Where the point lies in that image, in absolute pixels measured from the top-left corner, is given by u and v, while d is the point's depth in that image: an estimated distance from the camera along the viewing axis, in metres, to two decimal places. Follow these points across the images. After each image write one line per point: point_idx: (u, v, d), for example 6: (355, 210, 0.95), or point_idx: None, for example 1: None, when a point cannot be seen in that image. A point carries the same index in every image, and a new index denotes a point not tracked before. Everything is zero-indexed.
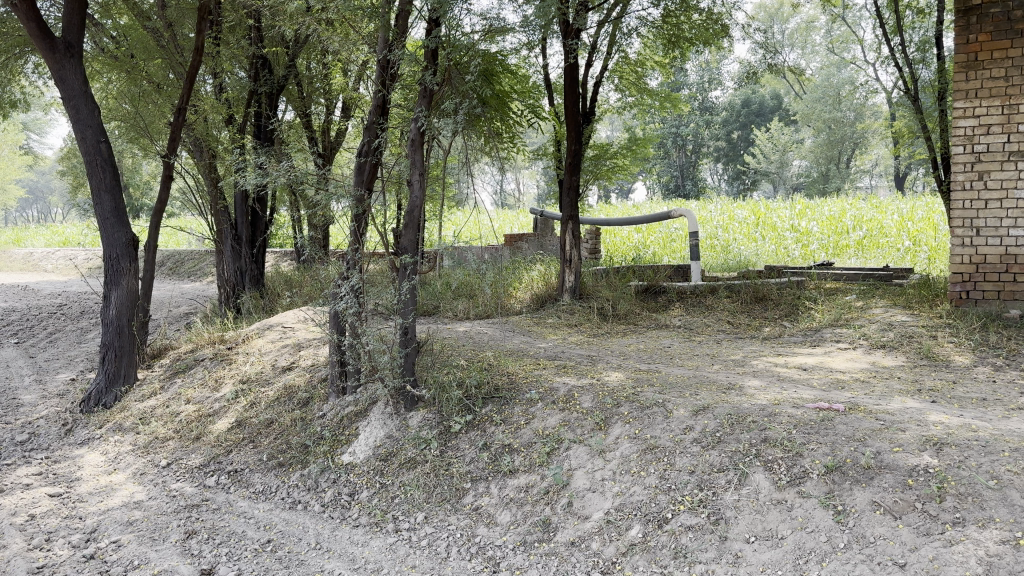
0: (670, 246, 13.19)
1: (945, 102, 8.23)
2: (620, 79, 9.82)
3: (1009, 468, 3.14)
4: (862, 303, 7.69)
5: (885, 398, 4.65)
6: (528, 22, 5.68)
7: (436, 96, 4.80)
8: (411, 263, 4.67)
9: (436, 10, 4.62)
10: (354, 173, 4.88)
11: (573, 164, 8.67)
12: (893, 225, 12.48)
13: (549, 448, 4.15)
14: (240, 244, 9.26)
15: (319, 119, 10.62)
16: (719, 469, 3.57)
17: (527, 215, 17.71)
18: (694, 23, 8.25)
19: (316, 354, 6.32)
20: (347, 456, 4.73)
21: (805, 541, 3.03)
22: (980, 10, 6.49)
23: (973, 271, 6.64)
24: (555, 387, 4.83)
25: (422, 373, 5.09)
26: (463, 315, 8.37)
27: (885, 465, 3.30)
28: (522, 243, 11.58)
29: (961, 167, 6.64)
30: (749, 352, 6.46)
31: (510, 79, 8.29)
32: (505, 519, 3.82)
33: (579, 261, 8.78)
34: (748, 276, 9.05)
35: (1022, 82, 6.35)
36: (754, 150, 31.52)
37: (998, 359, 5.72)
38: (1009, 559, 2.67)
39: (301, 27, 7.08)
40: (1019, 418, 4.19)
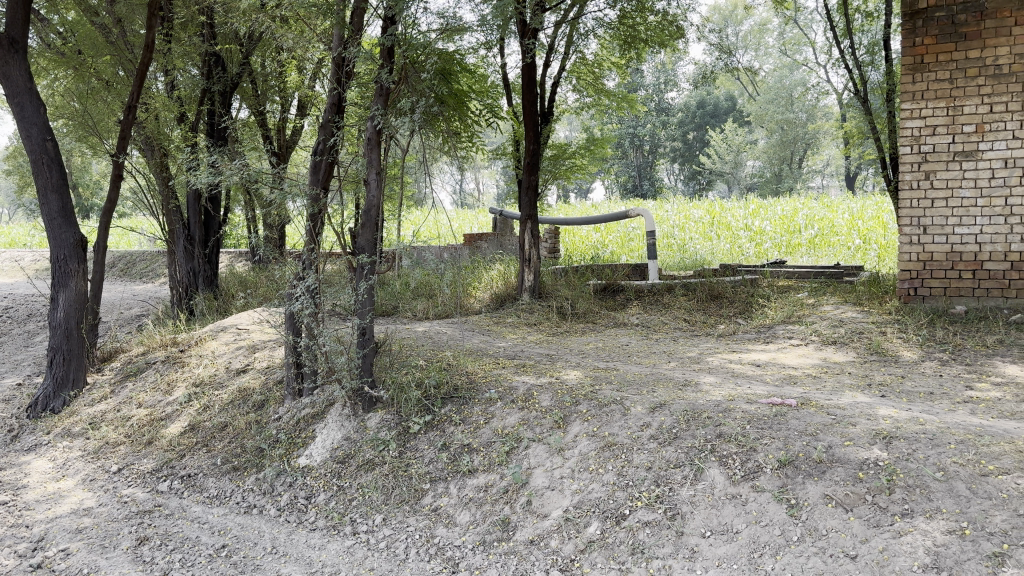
0: (628, 245, 13.31)
1: (893, 104, 8.43)
2: (578, 80, 9.85)
3: (954, 460, 3.23)
4: (814, 300, 7.85)
5: (835, 393, 4.75)
6: (485, 22, 5.67)
7: (392, 95, 4.76)
8: (369, 263, 4.63)
9: (392, 8, 4.60)
10: (310, 172, 4.81)
11: (531, 164, 8.69)
12: (843, 225, 12.77)
13: (508, 448, 4.15)
14: (192, 244, 9.08)
15: (274, 118, 10.45)
16: (675, 465, 3.61)
17: (486, 215, 17.69)
18: (650, 25, 8.33)
19: (271, 356, 6.25)
20: (303, 459, 4.67)
21: (759, 535, 3.07)
22: (925, 14, 6.65)
23: (920, 268, 6.81)
24: (514, 387, 4.82)
25: (381, 374, 5.05)
26: (422, 315, 8.34)
27: (836, 458, 3.37)
28: (481, 243, 11.58)
29: (909, 167, 6.80)
30: (705, 349, 6.54)
31: (468, 78, 8.28)
32: (464, 519, 3.80)
33: (538, 260, 8.79)
34: (703, 274, 9.19)
35: (966, 84, 6.52)
36: (709, 151, 31.96)
37: (944, 353, 5.87)
38: (954, 548, 2.74)
39: (255, 24, 6.98)
40: (964, 412, 4.31)
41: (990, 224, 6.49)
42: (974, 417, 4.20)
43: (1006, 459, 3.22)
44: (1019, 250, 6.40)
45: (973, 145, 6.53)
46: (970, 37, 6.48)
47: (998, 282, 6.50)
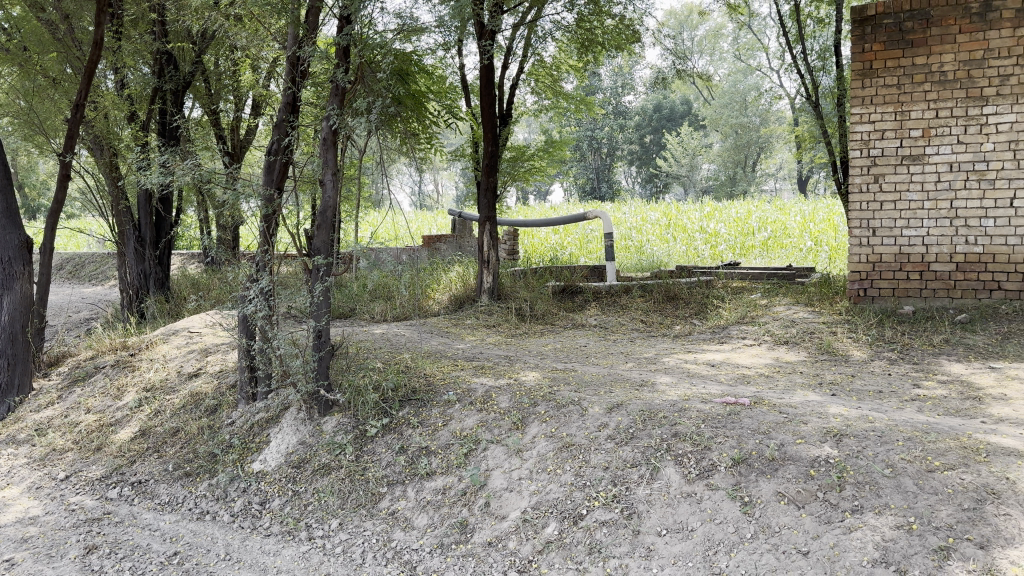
0: (586, 246, 13.40)
1: (844, 108, 8.60)
2: (536, 82, 9.85)
3: (902, 457, 3.31)
4: (766, 301, 7.98)
5: (788, 392, 4.83)
6: (443, 23, 5.64)
7: (348, 95, 4.71)
8: (325, 264, 4.56)
9: (348, 8, 4.56)
10: (263, 173, 4.74)
11: (490, 165, 8.67)
12: (795, 227, 12.99)
13: (466, 450, 4.13)
14: (143, 245, 8.90)
15: (228, 117, 10.26)
16: (631, 464, 3.63)
17: (445, 217, 17.65)
18: (607, 29, 8.39)
19: (225, 359, 6.14)
20: (257, 465, 4.59)
21: (714, 532, 3.11)
22: (874, 20, 6.79)
23: (870, 269, 6.97)
24: (472, 388, 4.81)
25: (337, 377, 4.99)
26: (380, 317, 8.28)
27: (788, 456, 3.42)
28: (439, 245, 11.55)
29: (859, 170, 6.94)
30: (661, 350, 6.59)
31: (425, 79, 8.24)
32: (422, 522, 3.78)
33: (496, 262, 8.78)
34: (659, 275, 9.27)
35: (913, 90, 6.68)
36: (665, 154, 32.30)
37: (892, 353, 6.01)
38: (902, 543, 2.81)
39: (208, 22, 6.87)
40: (911, 410, 4.42)
41: (936, 226, 6.66)
42: (921, 414, 4.30)
43: (950, 455, 3.31)
44: (963, 252, 6.58)
45: (920, 149, 6.70)
46: (917, 43, 6.64)
47: (944, 282, 6.68)
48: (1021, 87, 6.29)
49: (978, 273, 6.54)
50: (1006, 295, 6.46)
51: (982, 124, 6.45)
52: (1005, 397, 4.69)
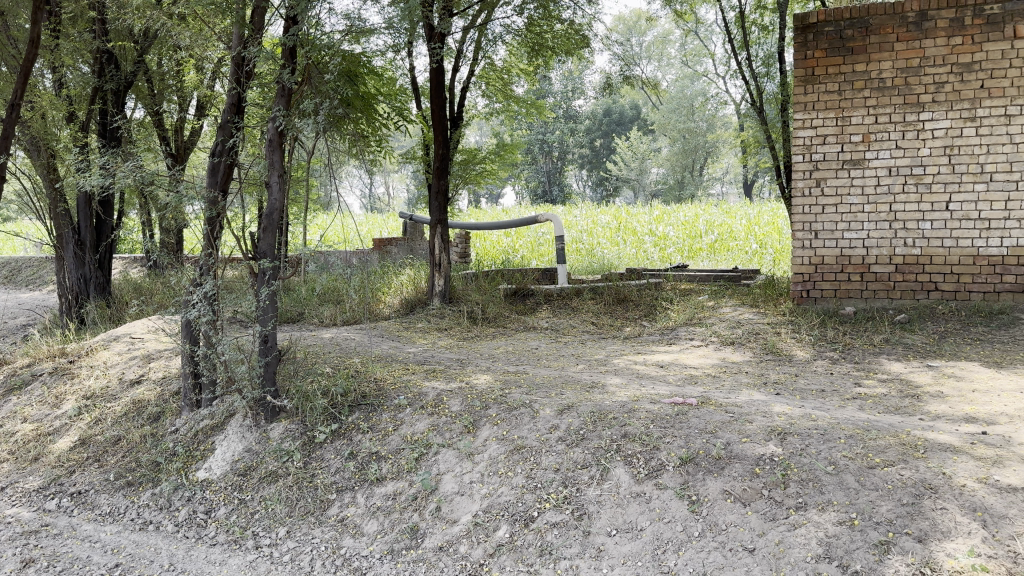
0: (538, 249, 13.44)
1: (787, 114, 8.80)
2: (487, 85, 9.86)
3: (844, 454, 3.39)
4: (713, 303, 8.11)
5: (734, 392, 4.91)
6: (392, 25, 5.62)
7: (295, 96, 4.65)
8: (271, 268, 4.46)
9: (295, 8, 4.50)
10: (207, 175, 4.64)
11: (441, 168, 8.64)
12: (741, 231, 13.25)
13: (417, 454, 4.10)
14: (83, 249, 8.63)
15: (172, 118, 10.02)
16: (582, 466, 3.65)
17: (395, 219, 17.54)
18: (556, 33, 8.44)
19: (168, 365, 5.99)
20: (202, 473, 4.49)
21: (663, 532, 3.14)
22: (816, 28, 6.93)
23: (812, 271, 7.14)
24: (423, 392, 4.78)
25: (284, 382, 4.90)
26: (329, 321, 8.16)
27: (734, 455, 3.48)
28: (390, 248, 11.48)
29: (801, 174, 7.10)
30: (611, 351, 6.64)
31: (375, 81, 8.16)
32: (371, 528, 3.74)
33: (448, 265, 8.74)
34: (610, 278, 9.34)
35: (853, 96, 6.86)
36: (616, 158, 32.60)
37: (835, 352, 6.15)
38: (844, 538, 2.87)
39: (150, 21, 6.71)
40: (853, 408, 4.53)
41: (876, 229, 6.86)
42: (862, 412, 4.41)
43: (890, 452, 3.40)
44: (902, 254, 6.80)
45: (860, 154, 6.88)
46: (857, 51, 6.81)
47: (883, 283, 6.90)
48: (955, 94, 6.52)
49: (916, 274, 6.76)
50: (942, 295, 6.70)
51: (919, 130, 6.66)
52: (942, 395, 4.83)
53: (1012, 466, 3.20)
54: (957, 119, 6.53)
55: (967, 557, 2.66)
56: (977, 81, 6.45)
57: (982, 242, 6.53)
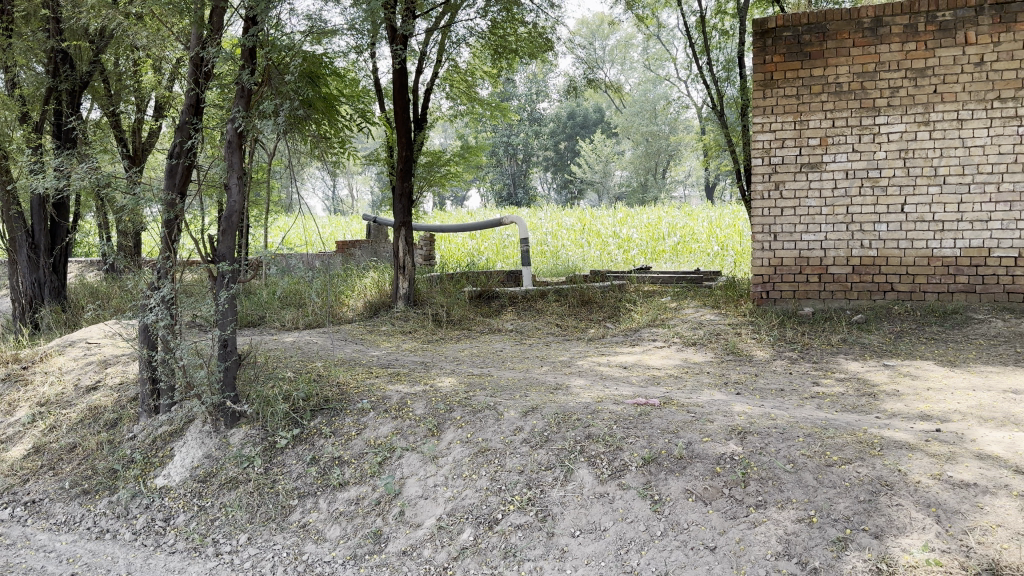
0: (503, 251, 13.47)
1: (747, 118, 8.93)
2: (451, 87, 9.85)
3: (802, 452, 3.44)
4: (676, 304, 8.20)
5: (696, 392, 4.97)
6: (354, 26, 5.59)
7: (255, 97, 4.59)
8: (230, 271, 4.40)
9: (254, 8, 4.45)
10: (165, 176, 4.58)
11: (404, 170, 8.60)
12: (703, 233, 13.40)
13: (380, 458, 4.08)
14: (36, 252, 8.45)
15: (129, 119, 9.85)
16: (546, 467, 3.66)
17: (359, 221, 17.44)
18: (520, 36, 8.46)
19: (125, 371, 5.88)
20: (160, 480, 4.41)
21: (626, 531, 3.16)
22: (774, 33, 7.04)
23: (771, 272, 7.26)
24: (387, 396, 4.75)
25: (244, 388, 4.84)
26: (291, 325, 8.08)
27: (695, 454, 3.52)
28: (354, 250, 11.41)
29: (760, 177, 7.21)
30: (575, 353, 6.67)
31: (337, 82, 8.11)
32: (334, 534, 3.71)
33: (412, 268, 8.70)
34: (574, 280, 9.39)
35: (811, 100, 6.98)
36: (580, 160, 32.78)
37: (794, 352, 6.25)
38: (803, 536, 2.92)
39: (106, 21, 6.60)
40: (811, 406, 4.60)
41: (833, 231, 7.00)
42: (820, 411, 4.48)
43: (847, 450, 3.46)
44: (858, 255, 6.94)
45: (817, 157, 7.01)
46: (815, 56, 6.92)
47: (840, 284, 7.03)
48: (909, 99, 6.67)
49: (872, 275, 6.91)
50: (897, 296, 6.84)
51: (875, 134, 6.80)
52: (897, 393, 4.93)
53: (964, 462, 3.28)
54: (911, 123, 6.67)
55: (922, 552, 2.72)
56: (930, 86, 6.59)
57: (936, 243, 6.69)
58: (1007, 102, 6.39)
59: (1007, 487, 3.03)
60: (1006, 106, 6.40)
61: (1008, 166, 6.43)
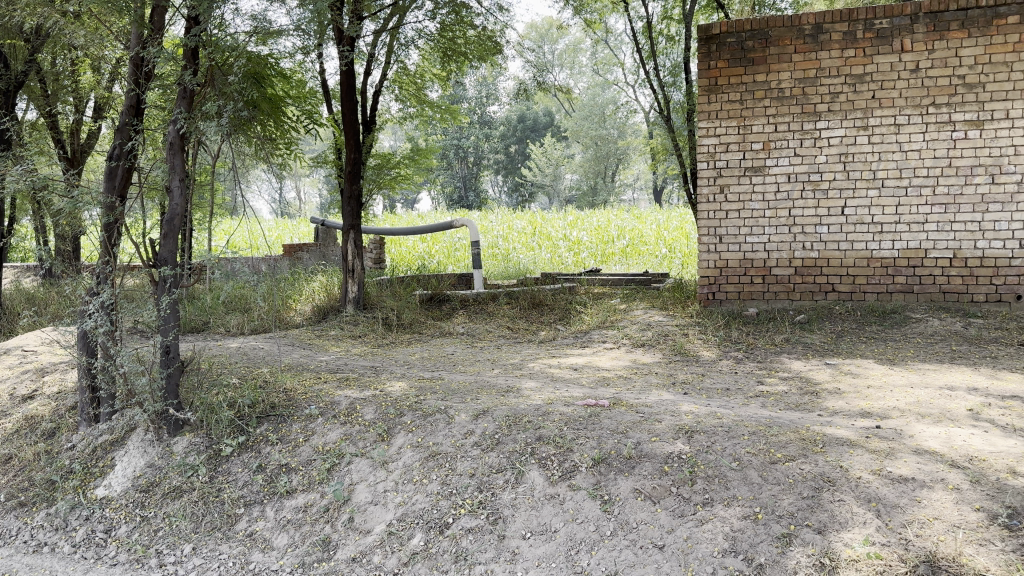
0: (454, 255, 13.49)
1: (692, 122, 9.08)
2: (400, 90, 9.80)
3: (747, 450, 3.51)
4: (625, 306, 8.29)
5: (644, 392, 5.03)
6: (301, 27, 5.53)
7: (197, 98, 4.50)
8: (172, 276, 4.29)
9: (196, 8, 4.37)
10: (104, 179, 4.47)
11: (352, 172, 8.52)
12: (651, 235, 13.58)
13: (329, 465, 4.03)
14: None
15: (66, 120, 9.54)
16: (497, 470, 3.66)
17: (307, 224, 17.23)
18: (469, 39, 8.46)
19: (63, 380, 5.70)
20: (100, 490, 4.29)
21: (576, 532, 3.18)
22: (718, 39, 7.16)
23: (717, 274, 7.39)
24: (335, 401, 4.70)
25: (188, 395, 4.72)
26: (236, 330, 7.93)
27: (644, 454, 3.56)
28: (302, 253, 11.27)
29: (706, 181, 7.33)
30: (526, 355, 6.70)
31: (283, 83, 8.00)
32: (282, 542, 3.65)
33: (361, 271, 8.62)
34: (525, 283, 9.43)
35: (754, 106, 7.12)
36: (530, 163, 32.89)
37: (739, 352, 6.36)
38: (749, 532, 2.98)
39: (41, 18, 6.40)
40: (756, 405, 4.70)
41: (776, 234, 7.16)
42: (765, 409, 4.58)
43: (791, 447, 3.54)
44: (801, 257, 7.11)
45: (760, 161, 7.16)
46: (757, 62, 7.07)
47: (784, 286, 7.19)
48: (848, 104, 6.86)
49: (814, 277, 7.08)
50: (838, 296, 7.03)
51: (815, 138, 6.98)
52: (839, 391, 5.06)
53: (903, 457, 3.39)
54: (851, 128, 6.86)
55: (863, 546, 2.80)
56: (869, 91, 6.79)
57: (875, 245, 6.88)
58: (942, 107, 6.61)
59: (942, 481, 3.13)
60: (940, 111, 6.61)
61: (943, 170, 6.65)
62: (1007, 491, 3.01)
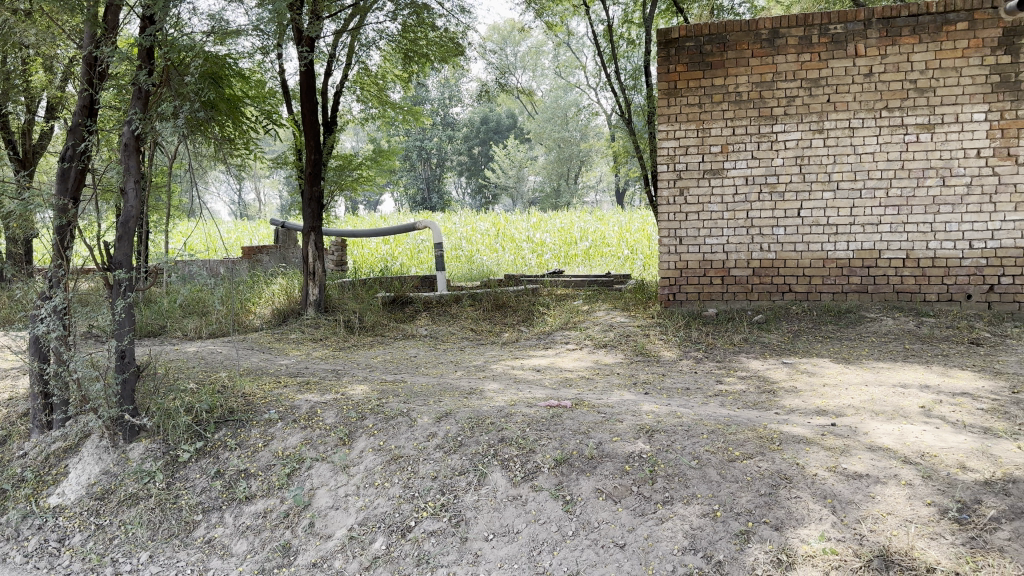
0: (417, 257, 13.46)
1: (653, 126, 9.17)
2: (362, 91, 9.76)
3: (706, 448, 3.56)
4: (587, 308, 8.35)
5: (606, 393, 5.07)
6: (260, 27, 5.49)
7: (152, 98, 4.42)
8: (127, 279, 4.21)
9: (151, 7, 4.31)
10: (56, 181, 4.37)
11: (313, 173, 8.44)
12: (614, 237, 13.69)
13: (289, 469, 4.00)
14: None
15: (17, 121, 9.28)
16: (459, 472, 3.67)
17: (268, 227, 17.02)
18: (431, 40, 8.46)
19: (14, 386, 5.55)
20: (54, 499, 4.20)
21: (538, 532, 3.20)
22: (677, 43, 7.25)
23: (678, 275, 7.48)
24: (295, 405, 4.67)
25: (144, 401, 4.64)
26: (194, 334, 7.81)
27: (605, 454, 3.60)
28: (262, 256, 11.14)
29: (666, 183, 7.41)
30: (489, 357, 6.70)
31: (241, 83, 7.91)
32: (241, 548, 3.62)
33: (323, 273, 8.55)
34: (489, 284, 9.45)
35: (713, 109, 7.22)
36: (493, 166, 32.91)
37: (699, 352, 6.45)
38: (708, 530, 3.02)
39: None
40: (716, 404, 4.77)
41: (735, 235, 7.27)
42: (724, 408, 4.65)
43: (748, 445, 3.60)
44: (758, 258, 7.23)
45: (719, 164, 7.26)
46: (716, 65, 7.17)
47: (742, 286, 7.31)
48: (804, 108, 6.98)
49: (772, 277, 7.20)
50: (795, 296, 7.16)
51: (772, 141, 7.10)
52: (796, 390, 5.16)
53: (858, 454, 3.46)
54: (806, 131, 6.99)
55: (819, 541, 2.85)
56: (824, 95, 6.92)
57: (830, 246, 7.03)
58: (894, 111, 6.76)
59: (896, 477, 3.21)
60: (893, 115, 6.77)
61: (895, 172, 6.81)
62: (958, 485, 3.10)
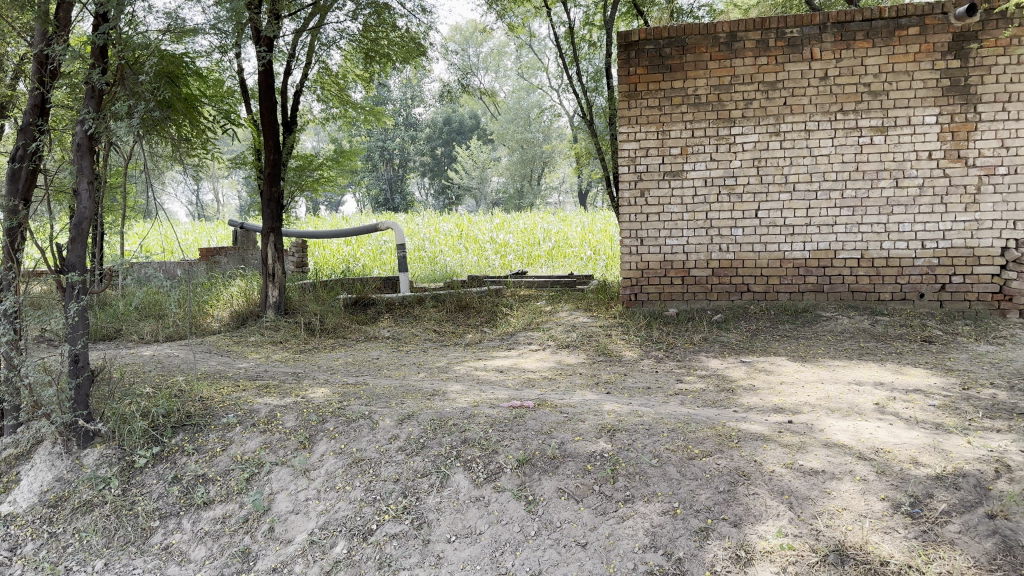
0: (379, 258, 13.38)
1: (614, 128, 9.24)
2: (322, 90, 9.67)
3: (666, 447, 3.61)
4: (550, 308, 8.39)
5: (568, 393, 5.10)
6: (217, 25, 5.41)
7: (106, 97, 4.33)
8: (81, 282, 4.12)
9: (103, 5, 4.23)
10: (7, 181, 4.27)
11: (273, 173, 8.34)
12: (576, 238, 13.76)
13: (248, 474, 3.96)
14: None
15: None
16: (421, 474, 3.66)
17: (226, 227, 16.79)
18: (392, 40, 8.41)
19: None
20: (4, 507, 4.10)
21: (501, 533, 3.21)
22: (637, 46, 7.30)
23: (639, 276, 7.56)
24: (254, 409, 4.61)
25: (98, 406, 4.54)
26: (151, 337, 7.67)
27: (567, 453, 3.62)
28: (220, 257, 10.99)
29: (627, 184, 7.47)
30: (452, 358, 6.70)
31: (198, 82, 7.79)
32: (199, 554, 3.57)
33: (283, 275, 8.46)
34: (452, 285, 9.44)
35: (672, 112, 7.30)
36: (457, 167, 32.85)
37: (660, 351, 6.51)
38: (668, 527, 3.06)
39: None
40: (676, 403, 4.83)
41: (694, 236, 7.36)
42: (683, 407, 4.70)
43: (707, 443, 3.66)
44: (718, 258, 7.33)
45: (679, 165, 7.34)
46: (675, 68, 7.24)
47: (701, 286, 7.41)
48: (761, 110, 7.10)
49: (731, 277, 7.32)
50: (753, 296, 7.27)
51: (730, 144, 7.20)
52: (753, 388, 5.25)
53: (813, 451, 3.53)
54: (763, 133, 7.11)
55: (776, 537, 2.90)
56: (780, 98, 7.04)
57: (787, 246, 7.15)
58: (849, 114, 6.90)
59: (850, 472, 3.28)
60: (847, 118, 6.91)
61: (850, 174, 6.95)
62: (910, 480, 3.18)
